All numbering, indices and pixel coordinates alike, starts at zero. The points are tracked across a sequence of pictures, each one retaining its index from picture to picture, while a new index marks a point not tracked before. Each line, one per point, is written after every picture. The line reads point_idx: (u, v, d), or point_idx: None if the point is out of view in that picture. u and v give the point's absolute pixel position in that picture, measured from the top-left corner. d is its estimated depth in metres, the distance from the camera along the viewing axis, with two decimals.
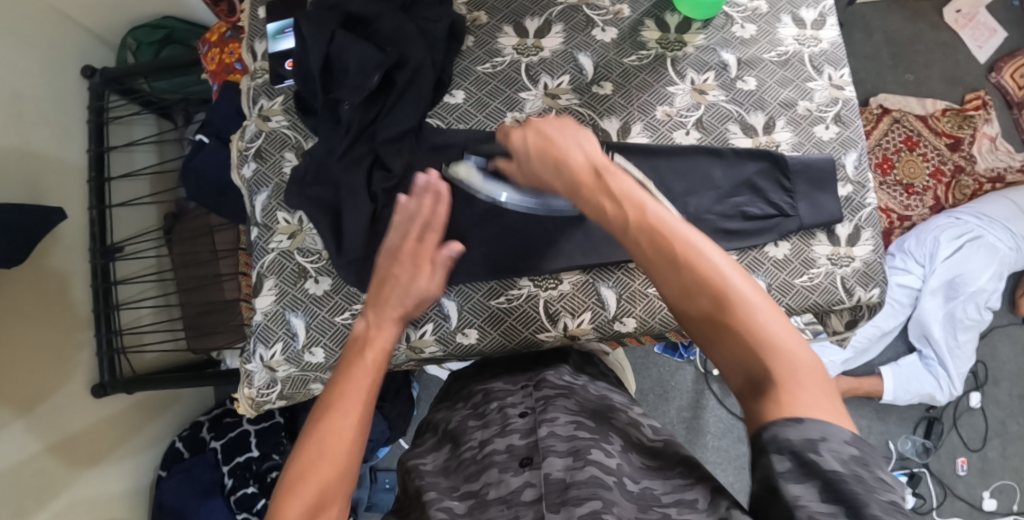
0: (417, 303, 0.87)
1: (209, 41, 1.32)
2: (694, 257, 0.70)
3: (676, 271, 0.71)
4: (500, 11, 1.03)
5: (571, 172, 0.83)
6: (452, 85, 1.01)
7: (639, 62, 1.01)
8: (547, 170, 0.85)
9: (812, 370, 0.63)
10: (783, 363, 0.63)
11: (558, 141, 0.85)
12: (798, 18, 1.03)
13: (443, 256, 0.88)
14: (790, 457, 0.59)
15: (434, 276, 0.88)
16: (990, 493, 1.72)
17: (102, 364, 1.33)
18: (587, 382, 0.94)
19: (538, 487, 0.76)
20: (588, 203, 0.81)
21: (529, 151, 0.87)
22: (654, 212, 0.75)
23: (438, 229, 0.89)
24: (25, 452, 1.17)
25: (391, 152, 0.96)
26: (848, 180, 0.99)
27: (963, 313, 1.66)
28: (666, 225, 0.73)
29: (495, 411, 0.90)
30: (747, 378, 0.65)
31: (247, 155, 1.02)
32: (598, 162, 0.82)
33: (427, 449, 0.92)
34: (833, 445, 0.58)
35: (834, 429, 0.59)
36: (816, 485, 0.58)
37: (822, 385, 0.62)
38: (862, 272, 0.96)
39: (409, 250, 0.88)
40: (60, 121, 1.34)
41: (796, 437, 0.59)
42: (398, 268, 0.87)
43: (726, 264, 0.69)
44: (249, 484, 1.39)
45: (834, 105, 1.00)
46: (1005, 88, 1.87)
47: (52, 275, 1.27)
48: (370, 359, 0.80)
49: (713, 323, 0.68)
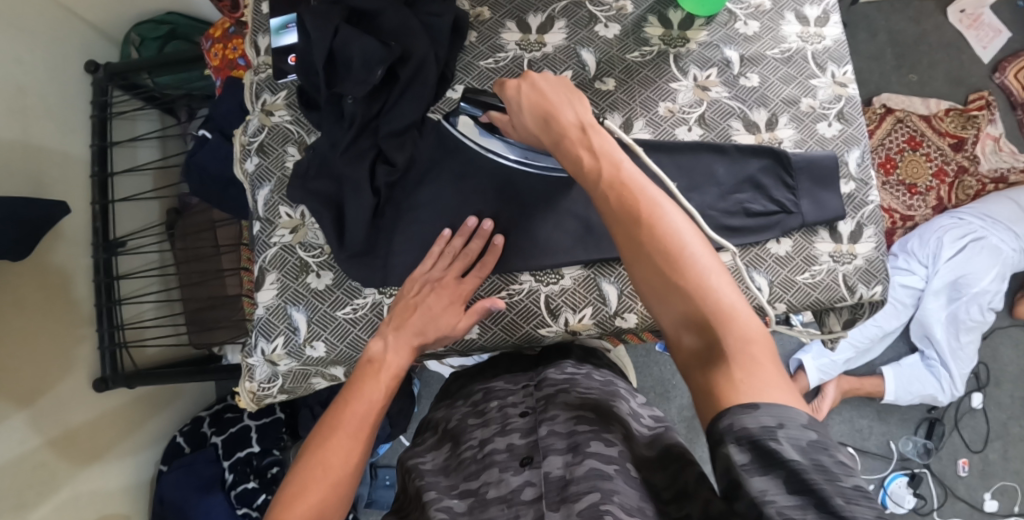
0: (439, 336, 0.91)
1: (212, 37, 1.32)
2: (662, 221, 0.71)
3: (642, 230, 0.71)
4: (503, 7, 1.03)
5: (558, 131, 0.83)
6: (454, 81, 1.02)
7: (642, 58, 1.01)
8: (537, 124, 0.86)
9: (760, 344, 0.65)
10: (733, 332, 0.66)
11: (551, 99, 0.85)
12: (802, 15, 1.03)
13: (482, 305, 0.92)
14: (749, 448, 0.61)
15: (464, 318, 0.92)
16: (991, 494, 1.71)
17: (104, 358, 1.34)
18: (590, 370, 0.96)
19: (538, 486, 0.77)
20: (568, 158, 0.81)
21: (522, 105, 0.87)
22: (629, 174, 0.76)
23: (482, 274, 0.94)
24: (25, 446, 1.17)
25: (394, 146, 0.97)
26: (850, 177, 0.98)
27: (966, 314, 1.65)
28: (639, 186, 0.75)
29: (495, 410, 0.91)
30: (695, 341, 0.67)
31: (250, 150, 1.02)
32: (584, 122, 0.82)
33: (426, 448, 0.92)
34: (791, 431, 0.60)
35: (791, 416, 0.61)
36: (779, 476, 0.60)
37: (772, 363, 0.65)
38: (865, 270, 0.96)
39: (447, 286, 0.93)
40: (64, 115, 1.35)
41: (753, 426, 0.61)
42: (433, 299, 0.92)
43: (689, 233, 0.71)
44: (249, 479, 1.40)
45: (837, 102, 1.00)
46: (1008, 88, 1.87)
47: (55, 269, 1.27)
48: (384, 381, 0.85)
49: (669, 283, 0.69)
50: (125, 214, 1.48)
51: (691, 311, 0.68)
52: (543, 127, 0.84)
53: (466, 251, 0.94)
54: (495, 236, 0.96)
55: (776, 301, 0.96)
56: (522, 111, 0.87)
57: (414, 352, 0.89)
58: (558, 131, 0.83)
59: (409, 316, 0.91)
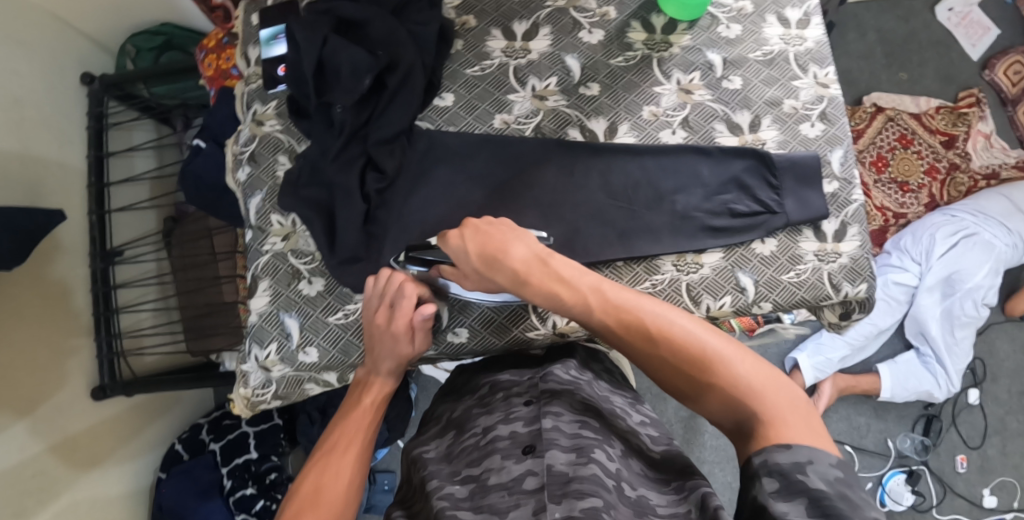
0: (401, 363, 0.92)
1: (206, 48, 1.34)
2: (661, 334, 0.77)
3: (649, 348, 0.77)
4: (489, 15, 1.04)
5: (515, 270, 0.84)
6: (441, 88, 1.02)
7: (625, 63, 1.03)
8: (489, 266, 0.86)
9: (790, 403, 0.69)
10: (764, 404, 0.69)
11: (497, 244, 0.86)
12: (784, 18, 1.04)
13: (419, 320, 0.90)
14: (778, 478, 0.65)
15: (417, 339, 0.91)
16: (990, 490, 1.72)
17: (102, 366, 1.35)
18: (593, 378, 0.95)
19: (540, 476, 0.76)
20: (538, 293, 0.84)
21: (468, 255, 0.86)
22: (613, 297, 0.81)
23: (409, 297, 0.90)
24: (27, 452, 1.19)
25: (383, 153, 0.97)
26: (834, 176, 1.00)
27: (960, 309, 1.66)
28: (629, 306, 0.79)
29: (501, 399, 0.91)
30: (736, 424, 0.71)
31: (242, 159, 1.02)
32: (537, 253, 0.85)
33: (430, 436, 0.93)
34: (819, 467, 0.65)
35: (820, 454, 0.65)
36: (802, 502, 0.63)
37: (801, 413, 0.69)
38: (850, 268, 0.97)
39: (385, 315, 0.90)
40: (61, 127, 1.37)
41: (785, 461, 0.65)
42: (379, 331, 0.91)
43: (693, 330, 0.76)
44: (248, 485, 1.42)
45: (819, 103, 1.01)
46: (998, 85, 1.88)
47: (54, 277, 1.30)
48: (370, 400, 0.88)
49: (697, 386, 0.74)
50: (121, 223, 1.49)
51: (723, 401, 0.72)
52: (497, 272, 0.85)
53: (391, 283, 0.91)
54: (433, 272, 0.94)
55: (762, 301, 0.97)
56: (471, 260, 0.86)
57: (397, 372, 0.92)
58: (514, 270, 0.84)
59: (372, 346, 0.92)
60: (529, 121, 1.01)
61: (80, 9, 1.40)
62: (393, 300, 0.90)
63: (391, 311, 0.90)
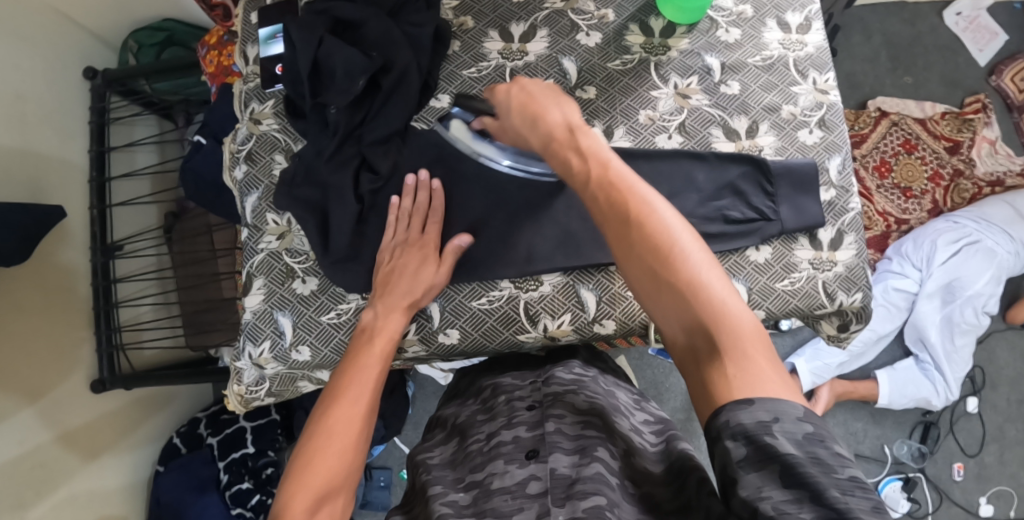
0: (425, 290, 0.94)
1: (208, 44, 1.34)
2: (651, 223, 0.73)
3: (634, 235, 0.73)
4: (486, 16, 1.04)
5: (546, 132, 0.85)
6: (438, 89, 1.03)
7: (623, 66, 1.02)
8: (526, 125, 0.88)
9: (753, 339, 0.66)
10: (725, 328, 0.66)
11: (539, 104, 0.88)
12: (784, 22, 1.04)
13: (451, 245, 0.95)
14: (744, 442, 0.60)
15: (441, 266, 0.95)
16: (987, 498, 1.71)
17: (102, 360, 1.37)
18: (596, 374, 0.98)
19: (544, 480, 0.78)
20: (556, 159, 0.83)
21: (511, 106, 0.90)
22: (612, 179, 0.77)
23: (438, 220, 0.97)
24: (28, 443, 1.21)
25: (378, 153, 0.98)
26: (831, 184, 0.99)
27: (961, 317, 1.65)
28: (629, 183, 0.76)
29: (504, 403, 0.92)
30: (689, 335, 0.68)
31: (239, 158, 1.03)
32: (569, 124, 0.85)
33: (435, 443, 0.95)
34: (786, 425, 0.61)
35: (785, 409, 0.61)
36: (776, 470, 0.59)
37: (767, 352, 0.65)
38: (844, 277, 0.96)
39: (414, 241, 0.95)
40: (63, 121, 1.38)
41: (748, 421, 0.61)
42: (406, 259, 0.94)
43: (681, 229, 0.72)
44: (243, 479, 1.43)
45: (818, 109, 1.01)
46: (1005, 91, 1.86)
47: (54, 270, 1.30)
48: (379, 349, 0.88)
49: (660, 282, 0.70)
50: (122, 218, 1.50)
51: (684, 305, 0.69)
52: (531, 129, 0.88)
53: (418, 205, 0.96)
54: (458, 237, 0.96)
55: (755, 309, 0.97)
56: (514, 114, 0.90)
57: (401, 318, 0.92)
58: (548, 131, 0.85)
59: (393, 283, 0.93)
60: None
61: (84, 4, 1.41)
62: (423, 223, 0.96)
63: (420, 236, 0.96)
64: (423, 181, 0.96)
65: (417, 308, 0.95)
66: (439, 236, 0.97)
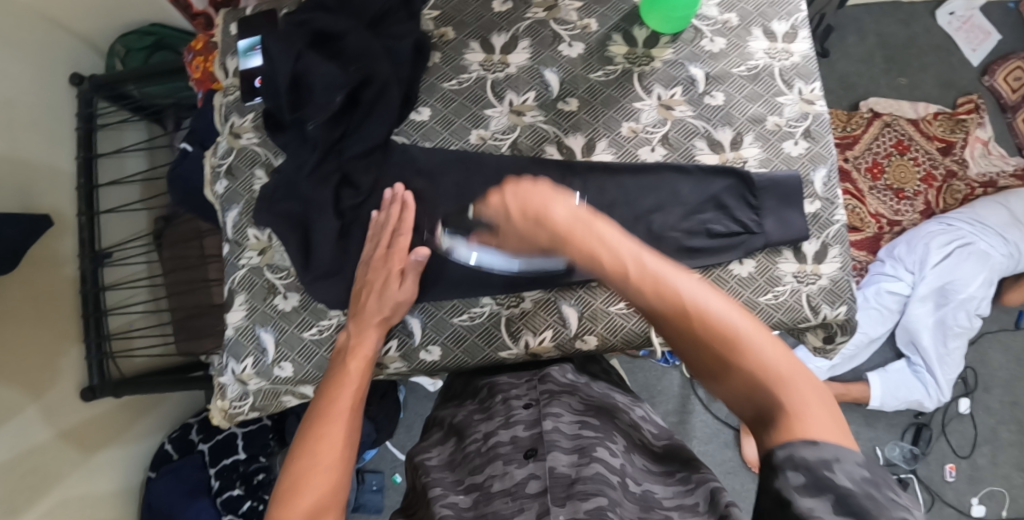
0: (395, 307, 0.93)
1: (193, 50, 1.33)
2: (702, 307, 0.68)
3: (684, 320, 0.69)
4: (467, 27, 1.03)
5: (559, 228, 0.79)
6: (418, 102, 1.02)
7: (606, 78, 1.01)
8: (530, 226, 0.82)
9: (822, 404, 0.63)
10: (795, 399, 0.63)
11: (540, 203, 0.81)
12: (770, 31, 1.03)
13: (410, 261, 0.92)
14: (805, 472, 0.59)
15: (405, 281, 0.93)
16: (979, 499, 1.71)
17: (91, 367, 1.36)
18: (588, 381, 0.99)
19: (543, 479, 0.76)
20: (577, 252, 0.78)
21: (510, 215, 0.84)
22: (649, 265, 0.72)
23: (406, 233, 0.94)
24: (23, 444, 1.22)
25: (359, 168, 0.97)
26: (816, 196, 0.98)
27: (953, 320, 1.64)
28: (666, 274, 0.72)
29: (500, 403, 0.92)
30: (758, 414, 0.65)
31: (219, 172, 1.02)
32: (580, 216, 0.79)
33: (432, 443, 0.95)
34: (846, 465, 0.59)
35: (847, 451, 0.60)
36: (829, 499, 0.58)
37: (832, 414, 0.63)
38: (829, 290, 0.96)
39: (380, 256, 0.93)
40: (51, 128, 1.37)
41: (811, 456, 0.59)
42: (373, 276, 0.93)
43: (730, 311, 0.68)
44: (235, 485, 1.43)
45: (804, 120, 1.00)
46: (998, 91, 1.86)
47: (43, 277, 1.30)
48: (354, 369, 0.88)
49: (724, 368, 0.67)
50: (111, 225, 1.49)
51: (750, 386, 0.65)
52: (539, 230, 0.82)
53: (389, 220, 0.94)
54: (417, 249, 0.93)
55: None
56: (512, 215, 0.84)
57: (376, 332, 0.92)
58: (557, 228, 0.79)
59: (362, 300, 0.93)
60: (505, 137, 1.00)
61: (71, 10, 1.39)
62: (392, 237, 0.94)
63: (387, 250, 0.94)
64: (399, 193, 0.95)
65: (390, 323, 0.95)
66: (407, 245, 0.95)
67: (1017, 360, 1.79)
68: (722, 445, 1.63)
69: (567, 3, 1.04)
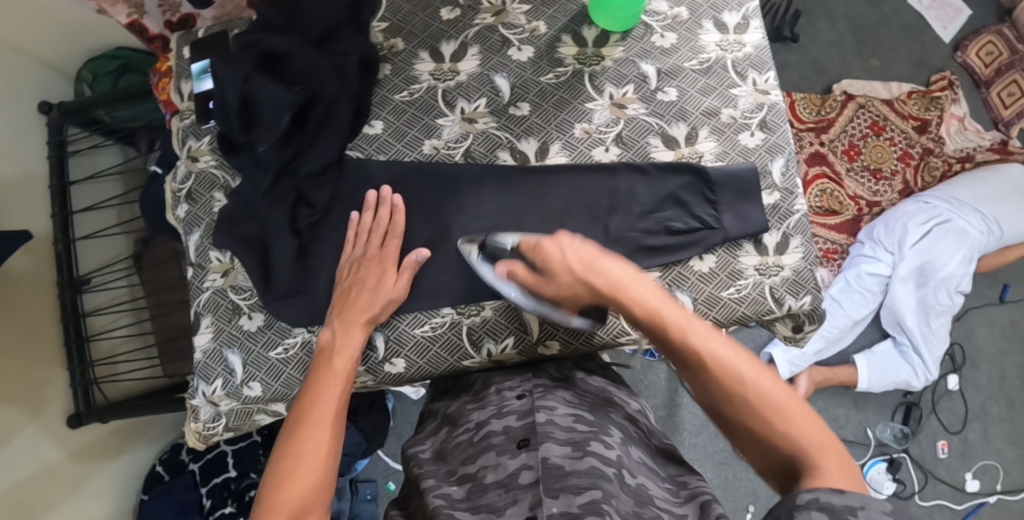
0: (386, 304, 0.93)
1: (158, 71, 1.21)
2: (725, 369, 0.74)
3: (730, 385, 0.74)
4: (416, 37, 1.03)
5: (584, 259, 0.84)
6: (371, 116, 1.02)
7: (557, 80, 1.02)
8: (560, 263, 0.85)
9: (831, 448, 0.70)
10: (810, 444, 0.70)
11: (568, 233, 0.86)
12: (721, 23, 1.03)
13: (409, 260, 0.95)
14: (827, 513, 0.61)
15: (400, 278, 0.94)
16: (973, 474, 1.69)
17: (75, 394, 1.35)
18: (585, 375, 0.99)
19: (536, 469, 0.76)
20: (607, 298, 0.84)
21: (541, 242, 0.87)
22: (697, 332, 0.77)
23: (398, 236, 0.96)
24: (12, 476, 1.21)
25: (314, 187, 0.97)
26: (775, 187, 0.99)
27: (934, 299, 1.63)
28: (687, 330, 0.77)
29: (493, 393, 0.94)
30: (780, 460, 0.71)
31: (180, 197, 1.02)
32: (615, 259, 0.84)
33: (426, 434, 0.95)
34: (871, 512, 0.60)
35: (873, 499, 0.61)
36: None
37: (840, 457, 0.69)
38: (792, 280, 0.96)
39: (373, 255, 0.95)
40: (22, 157, 1.36)
41: (838, 502, 0.61)
42: (365, 274, 0.94)
43: (747, 369, 0.74)
44: (226, 503, 1.42)
45: (758, 111, 1.00)
46: (971, 67, 1.87)
47: (21, 306, 1.30)
48: (338, 368, 0.88)
49: (744, 416, 0.73)
50: (89, 251, 1.47)
51: (768, 433, 0.72)
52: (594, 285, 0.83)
53: (378, 222, 0.96)
54: (417, 252, 0.95)
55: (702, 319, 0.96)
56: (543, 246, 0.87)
57: (359, 334, 0.91)
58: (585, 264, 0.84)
59: (353, 296, 0.93)
60: (458, 145, 1.01)
61: (39, 39, 1.38)
62: (383, 238, 0.96)
63: (379, 250, 0.95)
64: (386, 197, 0.96)
65: (376, 323, 0.95)
66: (398, 250, 0.97)
67: (1002, 335, 1.79)
68: (713, 436, 1.63)
69: (515, 7, 1.04)
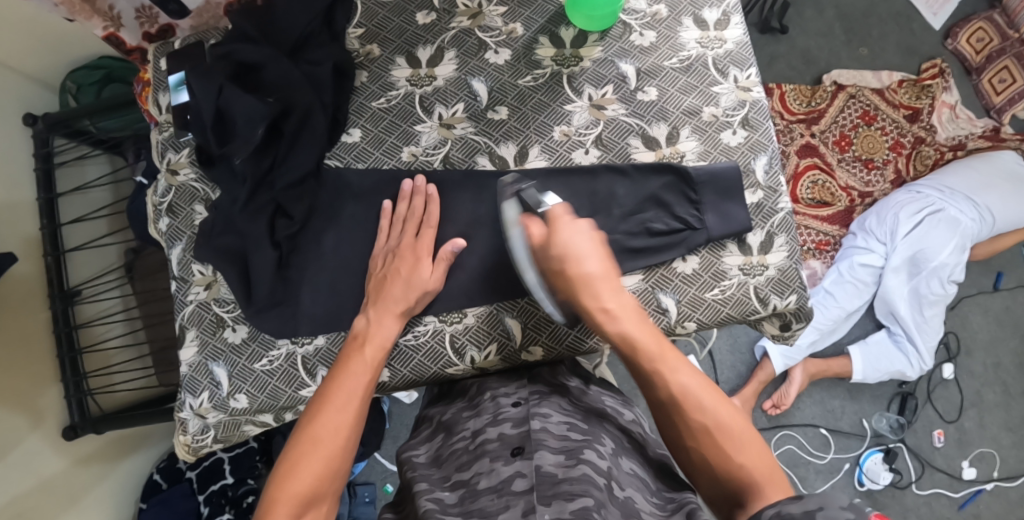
0: (420, 296, 0.94)
1: (142, 80, 1.20)
2: (686, 394, 0.79)
3: (691, 410, 0.78)
4: (393, 42, 1.03)
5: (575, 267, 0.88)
6: (348, 124, 1.02)
7: (534, 82, 1.01)
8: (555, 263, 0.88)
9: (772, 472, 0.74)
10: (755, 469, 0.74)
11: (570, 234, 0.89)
12: (701, 19, 1.02)
13: (444, 250, 0.95)
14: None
15: (436, 269, 0.95)
16: (969, 462, 1.69)
17: (70, 405, 1.35)
18: (584, 384, 0.99)
19: (529, 477, 0.75)
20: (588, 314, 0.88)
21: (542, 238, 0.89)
22: (666, 359, 0.81)
23: (433, 226, 0.97)
24: (8, 492, 1.21)
25: (292, 198, 0.97)
26: (758, 186, 0.98)
27: (927, 289, 1.62)
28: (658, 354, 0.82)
29: (489, 400, 0.93)
30: (723, 483, 0.75)
31: (160, 211, 1.02)
32: (603, 274, 0.88)
33: (420, 440, 0.94)
34: (829, 512, 0.62)
35: (830, 499, 0.63)
36: None
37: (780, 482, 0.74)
38: (777, 280, 0.95)
39: (409, 244, 0.95)
40: (7, 170, 1.35)
41: (796, 510, 0.64)
42: (399, 265, 0.94)
43: (705, 395, 0.78)
44: (225, 510, 1.41)
45: (740, 108, 1.00)
46: (962, 53, 1.86)
47: (11, 320, 1.29)
48: (370, 356, 0.88)
49: (698, 441, 0.77)
50: (79, 262, 1.46)
51: (715, 457, 0.76)
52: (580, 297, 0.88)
53: (413, 211, 0.97)
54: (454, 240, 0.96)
55: (686, 321, 0.96)
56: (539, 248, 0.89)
57: (393, 322, 0.92)
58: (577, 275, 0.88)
59: (387, 287, 0.93)
60: (436, 151, 1.00)
61: (22, 52, 1.38)
62: (419, 228, 0.97)
63: (414, 240, 0.96)
64: (421, 187, 0.97)
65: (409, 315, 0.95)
66: (433, 241, 0.97)
67: (997, 322, 1.79)
68: None
69: (491, 9, 1.03)
